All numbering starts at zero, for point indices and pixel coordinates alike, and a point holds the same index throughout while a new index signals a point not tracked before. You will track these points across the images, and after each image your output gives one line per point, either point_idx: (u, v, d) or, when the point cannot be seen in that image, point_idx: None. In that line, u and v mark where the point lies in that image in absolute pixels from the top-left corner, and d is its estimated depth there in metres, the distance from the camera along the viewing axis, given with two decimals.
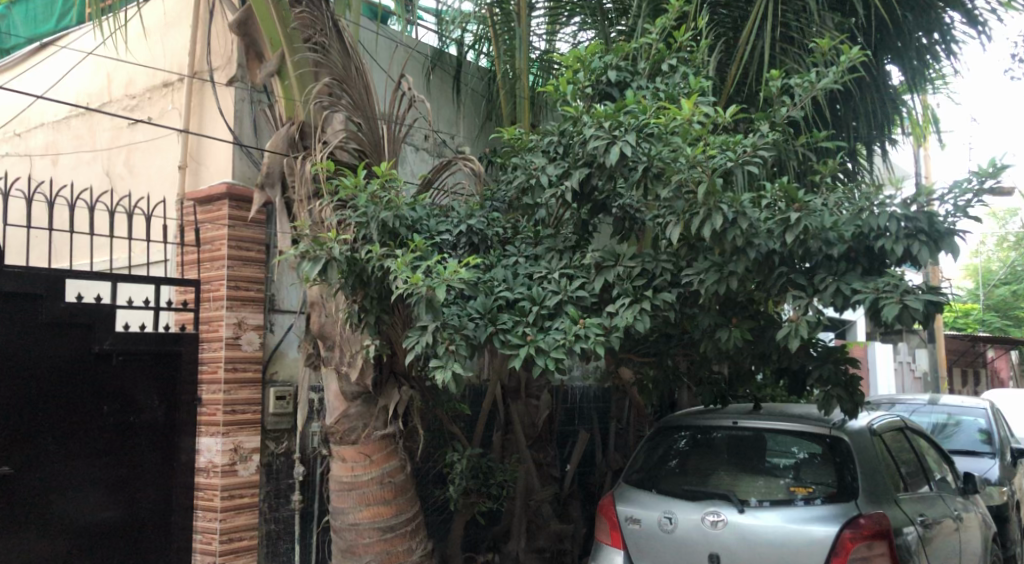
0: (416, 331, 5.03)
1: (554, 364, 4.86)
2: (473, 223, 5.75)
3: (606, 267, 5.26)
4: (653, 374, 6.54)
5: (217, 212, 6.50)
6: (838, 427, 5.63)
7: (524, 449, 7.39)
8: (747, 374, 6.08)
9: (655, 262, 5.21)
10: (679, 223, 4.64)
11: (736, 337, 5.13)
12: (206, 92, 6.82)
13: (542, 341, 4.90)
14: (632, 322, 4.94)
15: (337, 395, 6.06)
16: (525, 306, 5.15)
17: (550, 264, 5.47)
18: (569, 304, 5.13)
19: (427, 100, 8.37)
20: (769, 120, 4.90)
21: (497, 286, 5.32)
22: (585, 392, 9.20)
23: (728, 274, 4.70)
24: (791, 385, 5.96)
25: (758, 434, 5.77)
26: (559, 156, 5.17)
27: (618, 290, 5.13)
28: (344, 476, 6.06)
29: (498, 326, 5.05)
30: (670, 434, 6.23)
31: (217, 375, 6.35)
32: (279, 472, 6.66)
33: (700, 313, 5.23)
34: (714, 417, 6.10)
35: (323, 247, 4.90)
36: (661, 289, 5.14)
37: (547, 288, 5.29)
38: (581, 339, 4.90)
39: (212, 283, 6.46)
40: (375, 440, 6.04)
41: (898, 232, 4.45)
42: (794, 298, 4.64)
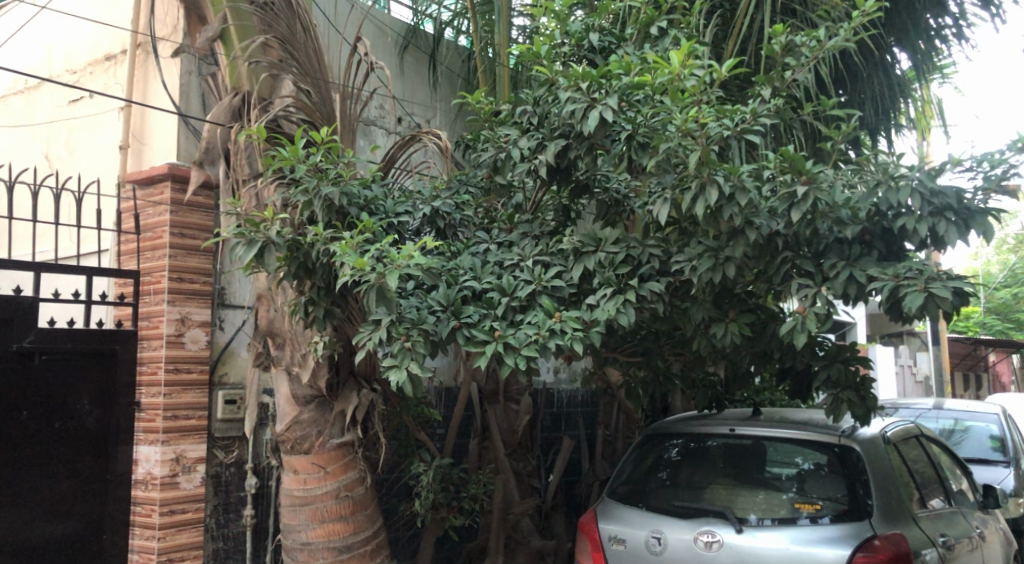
0: (368, 326, 4.41)
1: (525, 363, 4.24)
2: (439, 206, 5.08)
3: (585, 253, 4.64)
4: (642, 376, 5.91)
5: (159, 196, 5.88)
6: (848, 435, 5.01)
7: (502, 458, 6.76)
8: (745, 375, 5.46)
9: (641, 248, 4.60)
10: (668, 201, 4.04)
11: (733, 333, 4.51)
12: (149, 64, 6.19)
13: (511, 337, 4.27)
14: (614, 315, 4.31)
15: (287, 398, 5.42)
16: (494, 297, 4.52)
17: (523, 250, 4.84)
18: (543, 295, 4.51)
19: (400, 80, 7.75)
20: (772, 83, 4.29)
21: (462, 275, 4.69)
22: (572, 396, 8.59)
23: (724, 259, 4.09)
24: (794, 388, 5.34)
25: (758, 443, 5.15)
26: (532, 128, 4.57)
27: (599, 279, 4.50)
28: (296, 490, 5.42)
29: (462, 320, 4.41)
30: (660, 442, 5.60)
31: (157, 377, 5.72)
32: (228, 484, 6.02)
33: (693, 306, 4.62)
34: (709, 423, 5.47)
35: (261, 229, 4.29)
36: (649, 278, 4.53)
37: (520, 277, 4.67)
38: (556, 336, 4.28)
39: (153, 275, 5.83)
40: (330, 450, 5.40)
41: (921, 210, 3.80)
42: (799, 286, 4.02)
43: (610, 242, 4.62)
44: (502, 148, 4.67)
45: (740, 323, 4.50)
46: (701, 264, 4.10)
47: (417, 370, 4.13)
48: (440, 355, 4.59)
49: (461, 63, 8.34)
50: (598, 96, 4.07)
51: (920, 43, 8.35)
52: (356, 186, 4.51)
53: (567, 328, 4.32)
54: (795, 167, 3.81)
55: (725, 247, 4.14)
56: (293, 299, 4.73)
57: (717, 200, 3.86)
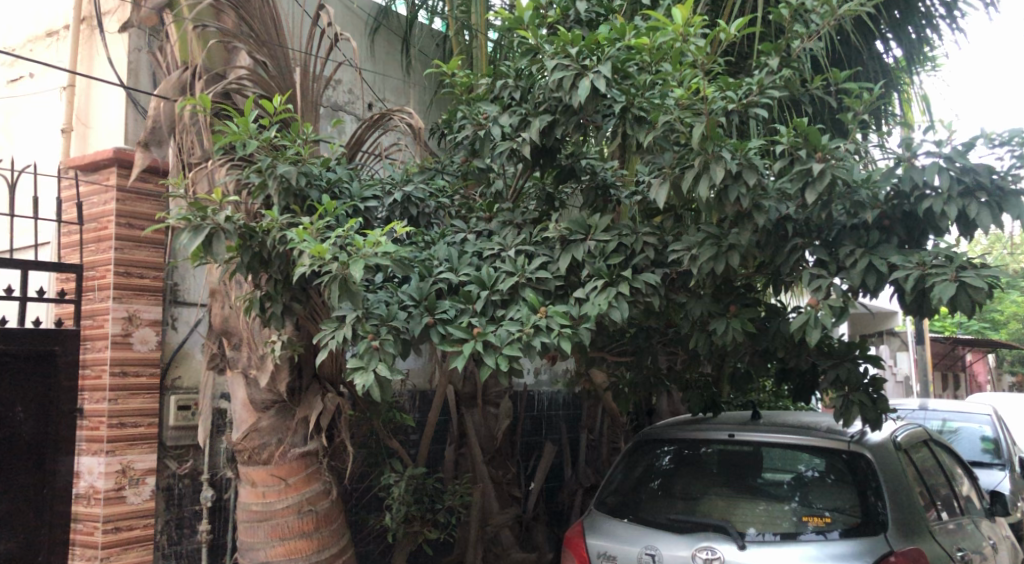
0: (331, 323, 3.94)
1: (507, 364, 3.79)
2: (411, 190, 4.61)
3: (572, 242, 4.20)
4: (631, 378, 5.49)
5: (104, 182, 5.37)
6: (856, 440, 4.60)
7: (480, 466, 6.30)
8: (743, 376, 5.04)
9: (635, 237, 4.17)
10: (667, 182, 3.62)
11: (735, 329, 4.10)
12: (94, 40, 5.67)
13: (491, 335, 3.83)
14: (606, 310, 3.88)
15: (245, 404, 4.94)
16: (472, 290, 4.08)
17: (503, 239, 4.40)
18: (527, 288, 4.07)
19: (371, 65, 7.25)
20: (779, 52, 3.87)
21: (437, 266, 4.23)
22: (553, 399, 8.16)
23: (727, 247, 3.73)
24: (795, 390, 4.95)
25: (759, 449, 4.73)
26: (514, 103, 4.13)
27: (588, 271, 4.07)
28: (253, 505, 4.93)
29: (436, 316, 3.97)
30: (652, 448, 5.18)
31: (101, 381, 5.20)
32: (182, 498, 5.52)
33: (691, 299, 4.20)
34: (704, 428, 5.06)
35: (209, 214, 3.80)
36: (643, 269, 4.11)
37: (500, 268, 4.23)
38: (541, 332, 3.85)
39: (97, 269, 5.31)
40: (292, 460, 4.92)
41: (950, 190, 3.42)
42: (811, 277, 3.63)
43: (600, 229, 4.19)
44: (480, 126, 4.23)
45: (743, 318, 4.09)
46: (702, 252, 3.75)
47: (386, 371, 3.68)
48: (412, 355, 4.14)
49: (434, 47, 7.88)
50: (589, 64, 3.65)
51: (912, 31, 7.71)
52: (319, 168, 4.05)
53: (553, 324, 3.89)
54: (810, 142, 3.40)
55: (728, 233, 3.77)
56: (249, 294, 4.26)
57: (722, 179, 3.46)
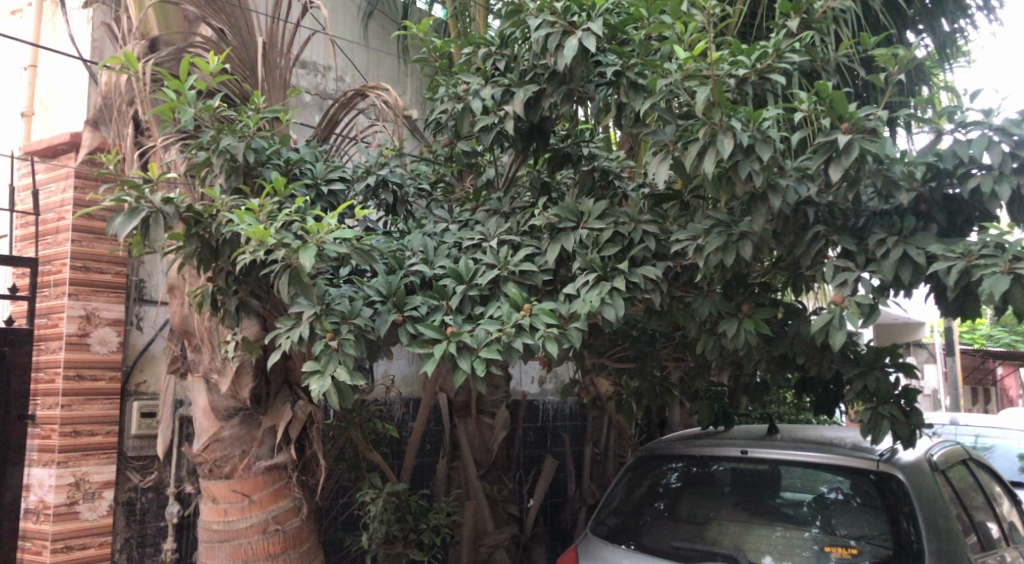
0: (287, 321, 3.49)
1: (484, 369, 3.31)
2: (387, 174, 4.14)
3: (562, 231, 3.71)
4: (636, 387, 4.98)
5: (62, 170, 4.96)
6: (888, 459, 4.02)
7: (473, 481, 5.80)
8: (759, 384, 4.50)
9: (634, 224, 3.66)
10: (668, 159, 3.14)
11: (748, 331, 3.59)
12: (57, 17, 5.27)
13: (466, 336, 3.35)
14: (598, 308, 3.39)
15: (206, 411, 4.49)
16: (448, 283, 3.60)
17: (486, 228, 3.90)
18: (510, 283, 3.59)
19: (364, 50, 6.81)
20: (799, 12, 3.36)
21: (409, 258, 3.76)
22: (557, 409, 7.65)
23: (739, 236, 3.27)
24: (817, 401, 4.41)
25: (776, 467, 4.19)
26: (498, 74, 3.67)
27: (580, 263, 3.58)
28: (214, 523, 4.47)
29: (405, 313, 3.51)
30: (658, 465, 4.65)
31: (55, 385, 4.76)
32: (144, 513, 5.06)
33: (697, 297, 3.69)
34: (715, 443, 4.52)
35: (147, 196, 3.35)
36: (642, 262, 3.61)
37: (481, 261, 3.74)
38: (524, 333, 3.38)
39: (52, 264, 4.90)
40: (257, 474, 4.46)
41: (1001, 167, 2.89)
42: (834, 270, 3.13)
43: (594, 216, 3.68)
44: (460, 100, 3.75)
45: (758, 319, 3.57)
46: (711, 240, 3.30)
47: (346, 376, 3.23)
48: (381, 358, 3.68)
49: None
50: (577, 21, 3.17)
51: (945, 22, 6.97)
52: (275, 145, 3.59)
53: (537, 323, 3.41)
54: (834, 109, 2.89)
55: (741, 221, 3.31)
56: (201, 287, 3.80)
57: (732, 154, 2.97)
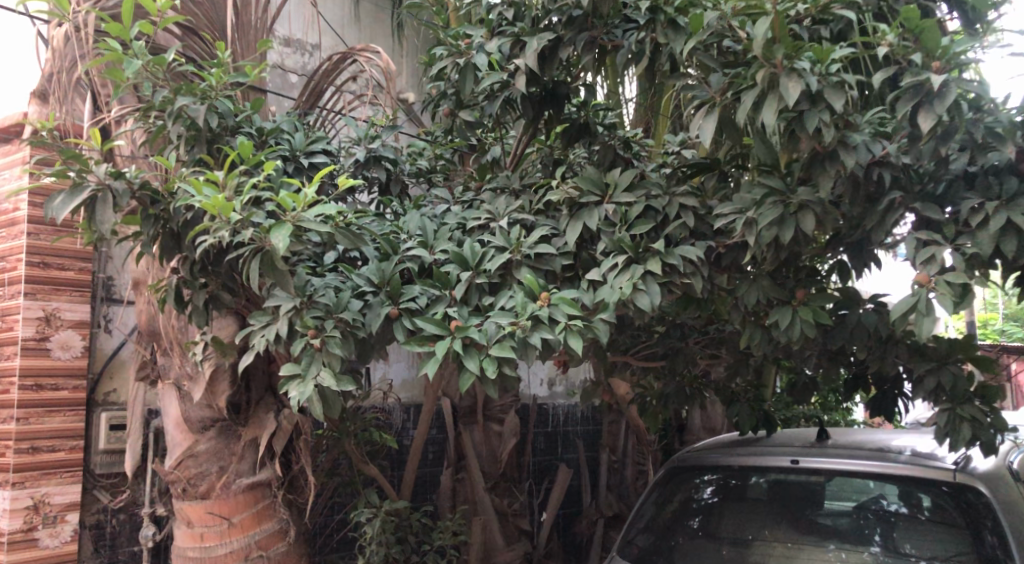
0: (263, 317, 2.97)
1: (495, 369, 2.79)
2: (380, 148, 3.61)
3: (583, 207, 3.17)
4: (662, 389, 4.44)
5: (17, 154, 4.42)
6: (964, 469, 3.39)
7: (481, 494, 5.27)
8: (806, 384, 3.95)
9: (668, 197, 3.12)
10: (716, 113, 2.64)
11: (804, 322, 3.06)
12: None
13: (474, 332, 2.84)
14: (628, 296, 2.87)
15: (178, 423, 3.96)
16: (451, 270, 3.07)
17: (494, 207, 3.36)
18: (525, 268, 3.06)
19: (356, 28, 6.27)
20: None
21: (404, 241, 3.21)
22: (569, 413, 7.13)
23: (798, 207, 2.79)
24: (874, 402, 3.85)
25: (829, 478, 3.62)
26: (506, 24, 3.16)
27: (606, 244, 3.05)
28: (189, 551, 3.91)
29: (402, 305, 2.98)
30: (690, 477, 4.09)
31: (9, 396, 4.22)
32: (114, 537, 4.51)
33: (743, 283, 3.17)
34: (755, 451, 3.95)
35: (94, 169, 2.82)
36: (678, 242, 3.08)
37: (489, 243, 3.21)
38: (543, 327, 2.86)
39: (7, 260, 4.36)
40: (237, 494, 3.92)
41: None
42: (918, 246, 2.60)
43: (620, 188, 3.14)
44: (462, 56, 3.23)
45: (815, 307, 3.06)
46: (766, 212, 2.79)
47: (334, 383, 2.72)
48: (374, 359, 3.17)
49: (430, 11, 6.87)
50: None
51: None
52: (246, 110, 3.07)
53: (557, 315, 2.89)
54: (922, 44, 2.37)
55: (799, 189, 2.81)
56: (163, 280, 3.27)
57: (795, 104, 2.46)
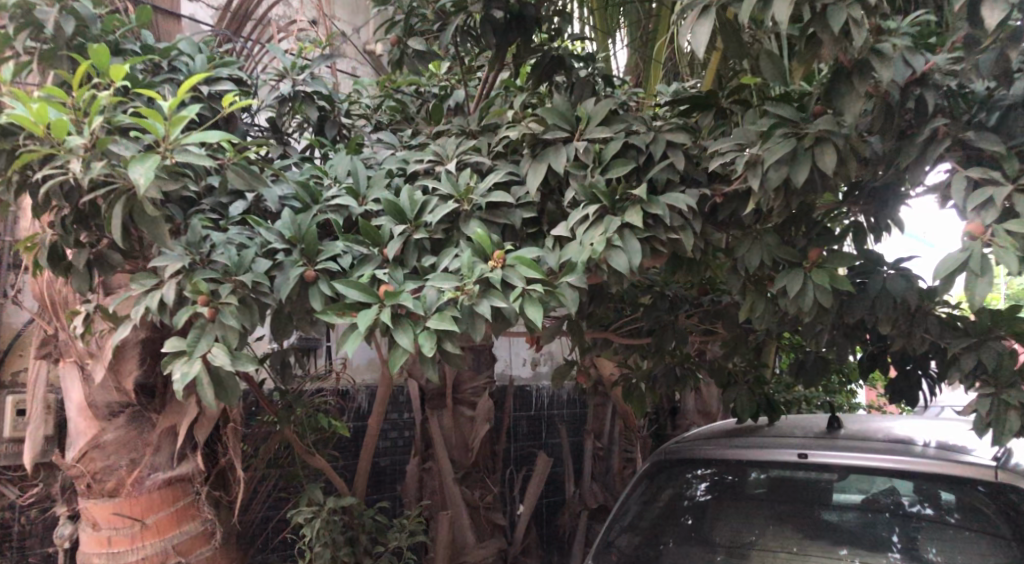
0: (148, 280, 2.40)
1: (433, 346, 2.23)
2: (311, 82, 3.01)
3: (547, 146, 2.55)
4: (648, 370, 3.87)
5: None
6: (1006, 466, 2.81)
7: (449, 486, 4.70)
8: (814, 364, 3.37)
9: (654, 134, 2.51)
10: (711, 14, 2.07)
11: (818, 288, 2.49)
12: None
13: (408, 300, 2.27)
14: (600, 254, 2.30)
15: (83, 408, 3.32)
16: (383, 224, 2.46)
17: (442, 148, 2.76)
18: (475, 222, 2.46)
19: None
20: None
21: (328, 188, 2.61)
22: (553, 396, 6.57)
23: (814, 141, 2.21)
24: (894, 384, 3.30)
25: (844, 476, 3.03)
26: None
27: (574, 190, 2.46)
28: (94, 558, 3.29)
29: (319, 265, 2.39)
30: (679, 470, 3.47)
31: None
32: (23, 537, 3.95)
33: (743, 241, 2.60)
34: (756, 442, 3.35)
35: None
36: (665, 188, 2.49)
37: (433, 191, 2.61)
38: (494, 293, 2.31)
39: None
40: (151, 491, 3.32)
41: None
42: (971, 193, 2.02)
43: (594, 122, 2.52)
44: None
45: (832, 269, 2.49)
46: (774, 148, 2.22)
47: (229, 364, 2.22)
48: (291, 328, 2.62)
49: None
50: None
51: None
52: (130, 23, 2.54)
53: (512, 278, 2.33)
54: None
55: (814, 118, 2.23)
56: (35, 235, 2.65)
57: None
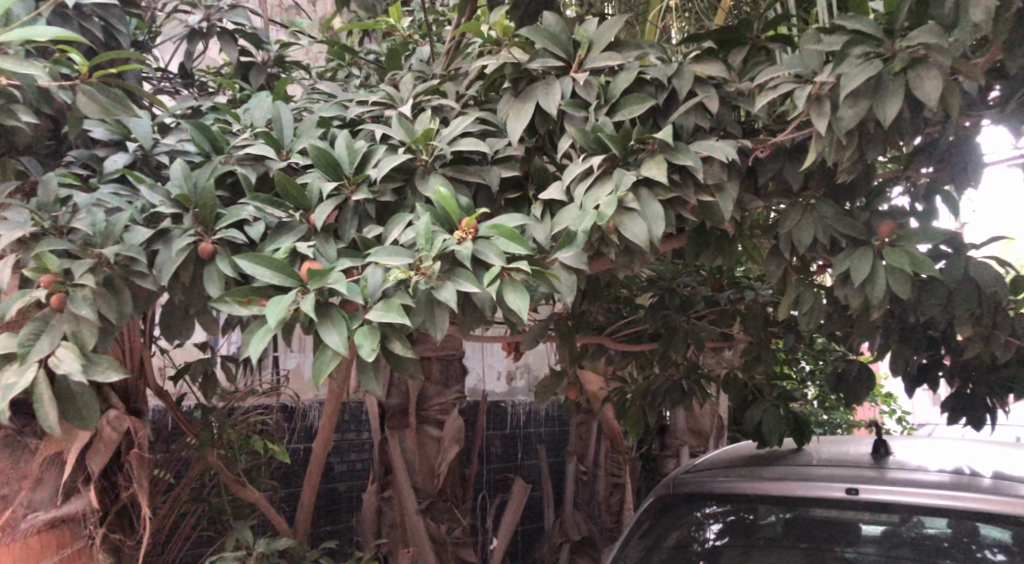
0: None
1: (374, 348, 1.58)
2: (228, 14, 2.38)
3: (534, 82, 1.91)
4: (648, 383, 3.23)
5: None
6: None
7: (411, 518, 3.98)
8: (859, 374, 2.76)
9: (677, 65, 1.88)
10: None
11: (892, 272, 1.88)
12: None
13: (341, 282, 1.62)
14: (608, 219, 1.66)
15: None
16: (309, 181, 1.80)
17: (394, 89, 2.11)
18: (437, 180, 1.82)
19: None
20: None
21: (238, 136, 1.95)
22: (530, 412, 5.93)
23: (907, 64, 1.60)
24: (952, 403, 2.74)
25: (906, 519, 2.28)
26: None
27: (571, 137, 1.83)
28: None
29: (219, 235, 1.73)
30: (685, 508, 2.69)
31: None
32: None
33: (790, 213, 2.00)
34: (780, 471, 2.62)
35: None
36: (693, 138, 1.86)
37: (382, 142, 1.96)
38: (463, 273, 1.67)
39: None
40: (30, 538, 2.23)
41: None
42: None
43: (598, 47, 1.88)
44: None
45: (911, 246, 1.87)
46: (852, 71, 1.60)
47: (78, 375, 1.53)
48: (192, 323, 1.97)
49: None
50: None
51: None
52: None
53: (486, 254, 1.68)
54: None
55: (906, 34, 1.62)
56: None
57: None
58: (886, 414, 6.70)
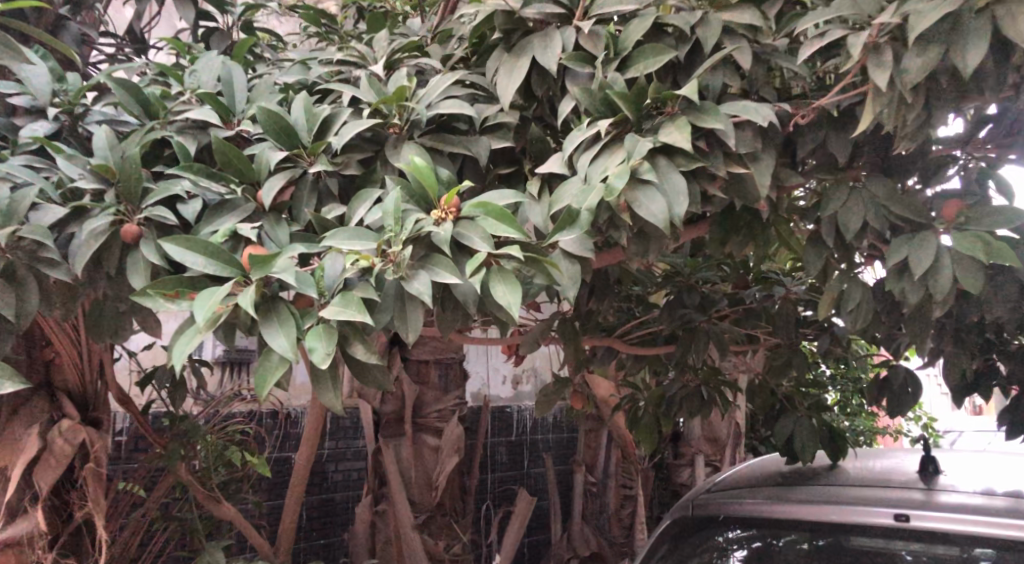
0: None
1: (327, 352, 1.27)
2: None
3: (530, 34, 1.60)
4: (663, 390, 2.91)
5: None
6: None
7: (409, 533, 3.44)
8: (905, 382, 2.43)
9: (702, 11, 1.56)
10: None
11: (960, 259, 1.54)
12: None
13: (288, 270, 1.30)
14: (619, 193, 1.35)
15: None
16: (259, 151, 1.49)
17: (367, 48, 1.80)
18: (412, 150, 1.51)
19: None
20: None
21: (178, 101, 1.65)
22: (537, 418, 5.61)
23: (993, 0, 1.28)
24: (1011, 415, 2.40)
25: (969, 552, 1.90)
26: None
27: (574, 98, 1.52)
28: None
29: (145, 215, 1.43)
30: (705, 533, 2.36)
31: None
32: None
33: (834, 192, 1.68)
34: (814, 492, 2.28)
35: None
36: (721, 99, 1.55)
37: (351, 107, 1.65)
38: (441, 261, 1.36)
39: None
40: None
41: None
42: None
43: None
44: None
45: (984, 231, 1.53)
46: (924, 9, 1.28)
47: None
48: (130, 323, 1.67)
49: None
50: None
51: None
52: None
53: (468, 237, 1.37)
54: None
55: None
56: None
57: None
58: (912, 420, 6.33)
